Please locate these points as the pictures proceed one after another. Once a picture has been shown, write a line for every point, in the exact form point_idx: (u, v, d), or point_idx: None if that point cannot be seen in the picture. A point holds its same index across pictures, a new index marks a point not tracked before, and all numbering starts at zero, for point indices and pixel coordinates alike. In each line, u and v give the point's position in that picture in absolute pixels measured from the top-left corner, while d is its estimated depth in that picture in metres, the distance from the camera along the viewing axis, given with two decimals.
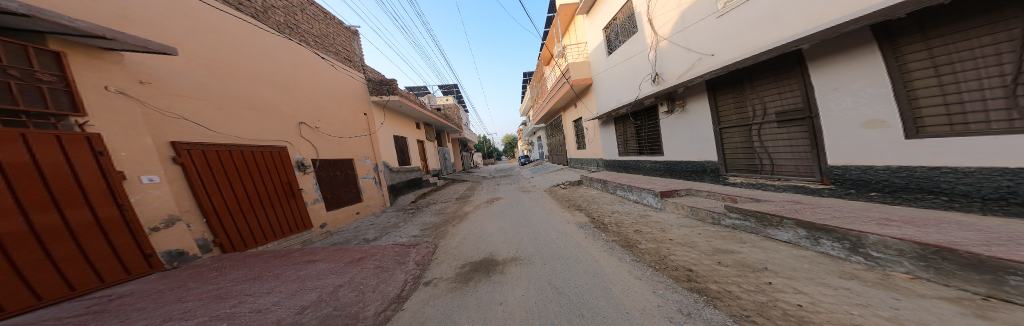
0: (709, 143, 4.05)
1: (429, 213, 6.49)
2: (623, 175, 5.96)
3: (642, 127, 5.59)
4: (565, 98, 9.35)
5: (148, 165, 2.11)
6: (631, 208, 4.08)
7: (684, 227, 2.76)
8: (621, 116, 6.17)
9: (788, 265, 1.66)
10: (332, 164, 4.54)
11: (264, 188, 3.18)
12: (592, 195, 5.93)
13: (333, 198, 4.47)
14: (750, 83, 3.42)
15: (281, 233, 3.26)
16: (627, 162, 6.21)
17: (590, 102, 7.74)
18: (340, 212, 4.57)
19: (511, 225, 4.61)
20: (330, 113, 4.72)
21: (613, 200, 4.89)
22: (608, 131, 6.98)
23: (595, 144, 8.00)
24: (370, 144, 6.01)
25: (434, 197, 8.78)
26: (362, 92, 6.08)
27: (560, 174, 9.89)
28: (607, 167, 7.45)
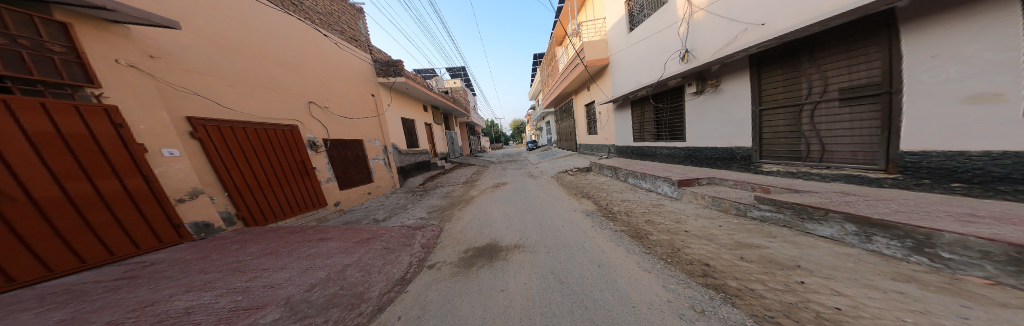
0: (744, 126, 3.63)
1: (437, 195, 6.64)
2: (636, 162, 5.64)
3: (663, 110, 5.16)
4: (577, 80, 8.88)
5: (166, 139, 2.21)
6: (642, 196, 3.86)
7: (702, 219, 2.54)
8: (640, 99, 5.68)
9: (826, 264, 1.45)
10: (343, 143, 4.69)
11: (280, 167, 3.32)
12: (601, 182, 5.70)
13: (345, 178, 4.67)
14: (809, 54, 2.92)
15: (298, 209, 3.46)
16: (642, 149, 5.84)
17: (605, 83, 7.28)
18: (351, 193, 4.76)
19: (516, 211, 4.58)
20: (338, 93, 4.80)
21: (623, 188, 4.66)
22: (622, 114, 6.58)
23: (607, 129, 7.62)
24: (378, 126, 6.12)
25: (442, 181, 8.96)
26: (368, 73, 6.10)
27: (568, 160, 9.64)
28: (618, 153, 7.10)
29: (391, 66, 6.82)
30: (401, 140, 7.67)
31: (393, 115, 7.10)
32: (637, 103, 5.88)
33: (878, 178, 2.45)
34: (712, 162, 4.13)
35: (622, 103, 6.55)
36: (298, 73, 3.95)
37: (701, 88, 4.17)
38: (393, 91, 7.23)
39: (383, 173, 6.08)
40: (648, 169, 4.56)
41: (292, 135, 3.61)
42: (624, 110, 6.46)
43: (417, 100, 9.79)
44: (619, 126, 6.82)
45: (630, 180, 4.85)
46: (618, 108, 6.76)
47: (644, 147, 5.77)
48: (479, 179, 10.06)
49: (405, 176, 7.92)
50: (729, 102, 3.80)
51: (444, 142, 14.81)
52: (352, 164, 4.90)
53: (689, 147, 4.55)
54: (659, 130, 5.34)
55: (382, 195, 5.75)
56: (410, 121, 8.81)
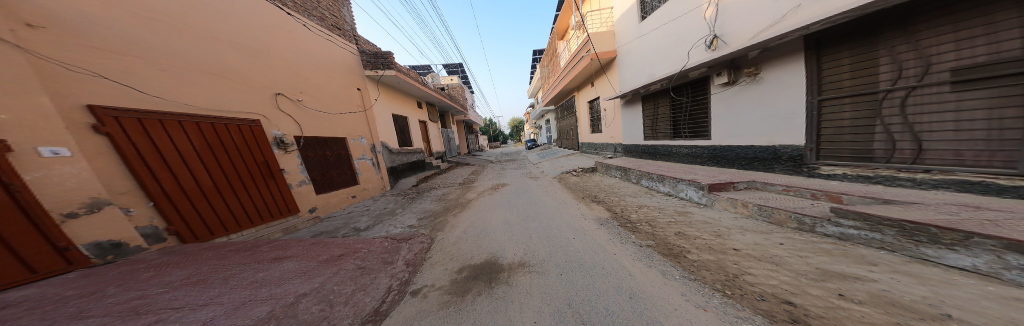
0: (793, 121, 3.17)
1: (430, 199, 6.10)
2: (647, 162, 5.18)
3: (681, 105, 4.72)
4: (580, 76, 8.44)
5: (40, 134, 1.63)
6: (662, 202, 3.38)
7: (751, 232, 2.07)
8: (652, 93, 5.26)
9: (997, 315, 0.97)
10: (321, 140, 4.17)
11: (234, 168, 2.79)
12: (608, 185, 5.22)
13: (324, 180, 4.11)
14: (900, 28, 2.38)
15: (260, 219, 2.94)
16: (655, 149, 5.39)
17: (611, 79, 6.88)
18: (332, 195, 4.22)
19: (518, 218, 4.07)
20: (315, 85, 4.31)
21: (635, 192, 4.18)
22: (630, 111, 6.15)
23: (613, 128, 7.19)
24: (365, 122, 5.62)
25: (437, 182, 8.42)
26: (354, 65, 5.60)
27: (570, 159, 9.18)
28: (626, 154, 6.65)
29: (381, 57, 6.24)
30: (392, 138, 7.12)
31: (382, 111, 6.57)
32: (650, 99, 5.43)
33: (1013, 187, 1.90)
34: (749, 164, 3.68)
35: (630, 99, 6.11)
36: (263, 61, 3.45)
37: (734, 79, 3.74)
38: (383, 85, 6.72)
39: (370, 173, 5.53)
40: (664, 171, 4.11)
41: (251, 131, 3.10)
42: (633, 107, 6.02)
43: (410, 95, 9.21)
44: (627, 124, 6.38)
45: (644, 184, 4.37)
46: (626, 105, 6.34)
47: (657, 146, 5.32)
48: (476, 179, 9.53)
49: (397, 176, 7.37)
50: (773, 95, 3.33)
51: (439, 141, 14.23)
52: (333, 164, 4.36)
53: (719, 146, 4.09)
54: (677, 127, 4.89)
55: (369, 199, 5.19)
56: (402, 118, 8.26)
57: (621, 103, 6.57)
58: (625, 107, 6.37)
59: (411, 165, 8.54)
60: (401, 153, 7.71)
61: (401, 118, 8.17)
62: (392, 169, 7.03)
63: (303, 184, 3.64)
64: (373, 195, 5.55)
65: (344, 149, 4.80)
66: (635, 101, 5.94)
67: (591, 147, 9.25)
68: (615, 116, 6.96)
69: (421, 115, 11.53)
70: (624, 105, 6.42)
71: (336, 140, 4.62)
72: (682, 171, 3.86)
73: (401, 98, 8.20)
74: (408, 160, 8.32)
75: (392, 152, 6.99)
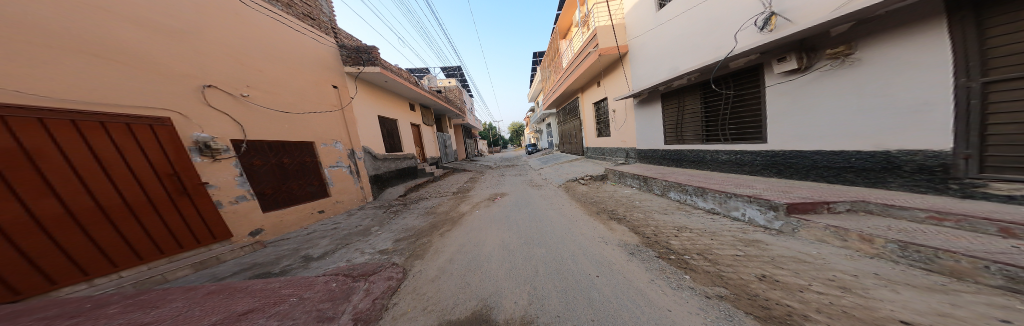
0: (916, 115, 2.16)
1: (417, 212, 5.29)
2: (671, 170, 4.40)
3: (718, 101, 3.96)
4: (585, 75, 7.82)
5: None
6: (709, 223, 2.58)
7: (901, 286, 1.25)
8: (677, 90, 4.58)
9: None
10: (270, 146, 3.55)
11: (105, 187, 2.03)
12: (624, 197, 4.40)
13: (276, 194, 3.46)
14: None
15: (150, 252, 2.21)
16: (682, 155, 4.63)
17: (621, 77, 6.23)
18: (285, 211, 3.50)
19: (519, 240, 3.26)
20: (269, 78, 3.66)
21: (664, 208, 3.37)
22: (646, 111, 5.45)
23: (625, 131, 6.46)
24: (344, 124, 4.96)
25: (428, 192, 7.62)
26: (331, 59, 4.96)
27: (575, 166, 8.40)
28: (640, 160, 5.90)
29: (363, 52, 5.60)
30: (375, 142, 6.37)
31: (365, 112, 5.88)
32: (674, 95, 4.68)
33: None
34: (820, 174, 2.85)
35: (645, 98, 5.42)
36: (183, 47, 2.83)
37: (804, 64, 2.82)
38: (365, 84, 6.08)
39: (346, 183, 4.75)
40: (698, 181, 3.33)
41: (134, 130, 2.31)
42: (650, 106, 5.32)
43: (400, 97, 8.55)
44: (643, 127, 5.66)
45: (673, 199, 3.58)
46: (639, 105, 5.66)
47: (685, 151, 4.58)
48: (472, 188, 8.71)
49: (382, 185, 6.57)
50: (842, 87, 2.61)
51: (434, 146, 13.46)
52: (291, 174, 3.72)
53: (764, 152, 3.36)
54: (711, 128, 4.13)
55: (343, 214, 4.39)
56: (389, 121, 7.55)
57: (634, 103, 5.89)
58: (639, 107, 5.69)
59: (399, 173, 7.74)
60: (388, 159, 6.94)
61: (388, 121, 7.45)
62: (376, 177, 6.23)
63: (241, 201, 3.00)
64: (349, 208, 4.73)
65: (310, 155, 4.10)
66: (652, 99, 5.24)
67: (599, 153, 8.51)
68: (627, 117, 6.27)
69: (413, 118, 10.82)
70: (638, 105, 5.74)
71: (296, 145, 3.91)
72: (724, 181, 3.09)
73: (389, 99, 7.55)
74: (397, 167, 7.54)
75: (376, 158, 6.22)
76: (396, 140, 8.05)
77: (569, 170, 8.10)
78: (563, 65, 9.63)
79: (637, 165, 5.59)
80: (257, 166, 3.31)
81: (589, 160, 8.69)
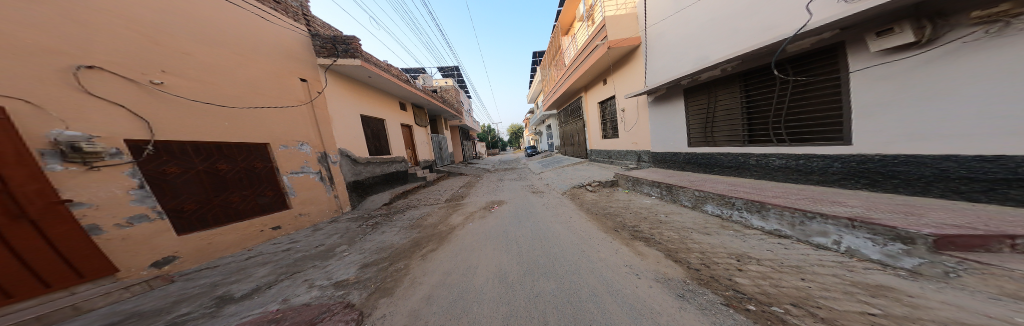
0: None
1: (398, 225, 4.54)
2: (697, 177, 3.73)
3: (768, 93, 3.23)
4: (591, 71, 7.23)
5: None
6: (784, 253, 1.86)
7: None
8: (710, 83, 3.93)
9: None
10: (199, 147, 2.86)
11: None
12: (642, 210, 3.68)
13: (197, 210, 2.73)
14: None
15: None
16: (719, 159, 3.92)
17: (634, 71, 5.62)
18: (217, 231, 2.81)
19: (518, 268, 2.55)
20: (204, 65, 2.98)
21: (702, 226, 2.65)
22: (665, 109, 4.80)
23: (638, 132, 5.79)
24: (311, 123, 4.28)
25: (417, 199, 6.90)
26: (297, 49, 4.31)
27: (579, 171, 7.71)
28: (658, 165, 5.20)
29: (340, 42, 4.95)
30: (356, 144, 5.67)
31: (341, 110, 5.20)
32: (708, 88, 3.98)
33: None
34: (950, 188, 1.94)
35: (663, 94, 4.79)
36: (68, 17, 2.14)
37: (928, 35, 1.89)
38: (342, 79, 5.42)
39: (311, 191, 4.01)
40: (741, 192, 2.65)
41: None
42: (670, 103, 4.68)
43: (387, 95, 7.88)
44: (661, 127, 5.00)
45: (710, 214, 2.85)
46: (655, 103, 5.03)
47: (717, 155, 3.94)
48: (467, 194, 7.97)
49: (364, 192, 5.84)
50: (925, 78, 1.98)
51: (427, 149, 12.74)
52: (227, 184, 3.03)
53: (832, 155, 2.62)
54: (764, 126, 3.37)
55: (304, 231, 3.63)
56: (374, 121, 6.87)
57: (647, 101, 5.26)
58: (654, 106, 5.06)
59: (386, 178, 7.01)
60: (372, 163, 6.23)
61: (372, 121, 6.77)
62: (356, 183, 5.50)
63: (137, 222, 2.28)
64: (315, 223, 4.00)
65: (262, 160, 3.44)
66: (672, 95, 4.60)
67: (606, 156, 7.82)
68: (639, 117, 5.63)
69: (405, 119, 10.16)
70: (653, 102, 5.10)
71: (240, 148, 3.23)
72: (777, 193, 2.42)
73: (374, 97, 6.91)
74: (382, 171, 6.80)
75: (355, 162, 5.50)
76: (381, 142, 7.33)
77: (573, 176, 7.39)
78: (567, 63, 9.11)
79: (653, 170, 4.91)
80: (173, 174, 2.62)
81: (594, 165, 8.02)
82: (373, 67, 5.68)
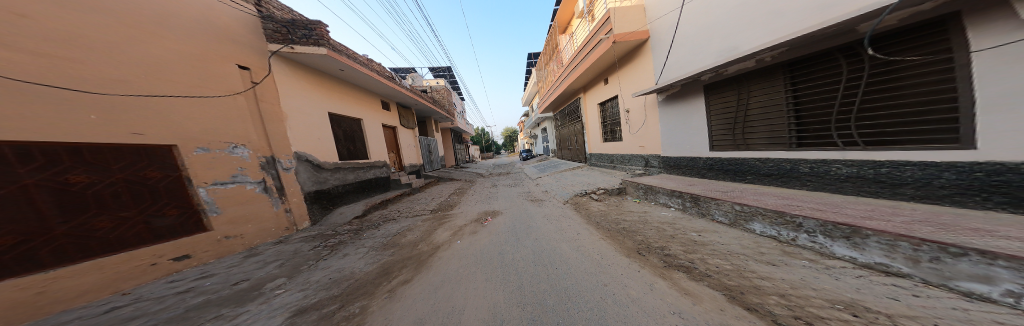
0: None
1: (365, 246, 3.73)
2: (724, 186, 3.20)
3: (833, 84, 2.69)
4: (594, 69, 6.81)
5: None
6: (920, 307, 1.19)
7: None
8: (747, 76, 3.50)
9: None
10: (31, 150, 1.88)
11: None
12: (660, 226, 3.05)
13: (14, 246, 1.76)
14: None
15: None
16: (757, 166, 3.43)
17: (641, 69, 5.23)
18: (58, 274, 1.87)
19: (519, 310, 1.88)
20: (55, 34, 2.03)
21: (754, 252, 1.99)
22: (687, 108, 4.38)
23: (647, 135, 5.35)
24: (250, 121, 3.51)
25: (397, 210, 6.09)
26: (234, 31, 3.52)
27: (580, 178, 7.13)
28: (675, 172, 4.74)
29: (302, 27, 4.33)
30: (318, 146, 4.92)
31: (300, 104, 4.49)
32: (752, 80, 3.44)
33: None
34: None
35: (682, 91, 4.41)
36: None
37: None
38: (303, 69, 4.68)
39: (242, 205, 3.19)
40: (793, 208, 2.09)
41: None
42: (692, 102, 4.29)
43: (364, 91, 7.13)
44: (679, 130, 4.57)
45: (760, 236, 2.19)
46: (673, 101, 4.62)
47: (753, 161, 3.48)
48: (457, 203, 7.18)
49: (331, 204, 5.11)
50: None
51: (414, 152, 11.87)
52: (87, 203, 2.12)
53: (940, 163, 2.03)
54: (825, 123, 2.85)
55: (223, 265, 2.74)
56: (346, 120, 6.13)
57: (660, 101, 4.86)
58: (672, 105, 4.63)
59: (360, 186, 6.28)
60: (341, 168, 5.53)
61: (343, 119, 6.02)
62: (320, 193, 4.76)
63: None
64: (245, 250, 3.15)
65: (162, 168, 2.57)
66: (695, 92, 4.20)
67: (608, 162, 7.33)
68: (648, 117, 5.23)
69: (388, 119, 9.37)
70: (668, 101, 4.70)
71: (118, 152, 2.33)
72: (841, 210, 1.91)
73: (347, 92, 6.18)
74: (356, 178, 6.08)
75: (319, 169, 4.79)
76: (356, 145, 6.54)
77: (572, 183, 6.80)
78: (567, 62, 8.76)
79: (666, 177, 4.37)
80: None
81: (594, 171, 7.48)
82: (344, 58, 5.04)
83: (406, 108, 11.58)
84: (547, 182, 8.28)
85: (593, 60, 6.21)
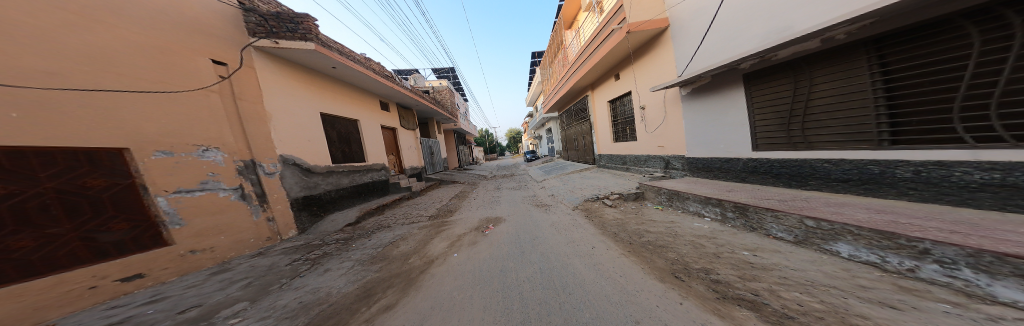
0: None
1: (353, 261, 3.31)
2: (770, 194, 2.64)
3: (950, 62, 2.02)
4: (605, 63, 6.31)
5: None
6: None
7: None
8: (814, 58, 2.87)
9: None
10: None
11: None
12: (695, 240, 2.50)
13: None
14: None
15: None
16: (829, 170, 2.83)
17: (659, 62, 4.72)
18: None
19: None
20: None
21: (851, 285, 1.41)
22: (723, 104, 3.88)
23: (671, 135, 4.82)
24: (225, 121, 3.21)
25: (394, 217, 5.74)
26: (206, 23, 3.24)
27: (590, 181, 6.60)
28: (710, 177, 4.20)
29: (287, 21, 4.14)
30: (307, 148, 4.68)
31: (286, 105, 4.26)
32: (821, 62, 2.81)
33: None
34: None
35: (713, 83, 3.95)
36: None
37: None
38: (287, 67, 4.46)
39: (211, 214, 2.85)
40: (893, 225, 1.53)
41: None
42: (729, 96, 3.79)
43: (357, 91, 6.91)
44: (715, 128, 4.04)
45: (851, 261, 1.60)
46: (703, 95, 4.12)
47: (818, 163, 2.91)
48: (458, 208, 6.77)
49: (323, 210, 4.83)
50: None
51: (415, 155, 11.58)
52: (7, 218, 1.78)
53: None
54: (934, 112, 2.19)
55: (181, 286, 2.35)
56: (336, 120, 5.90)
57: (687, 96, 4.38)
58: (705, 100, 4.11)
59: (355, 191, 5.99)
60: (334, 172, 5.28)
61: (332, 120, 5.79)
62: (309, 199, 4.48)
63: None
64: (215, 265, 2.79)
65: (109, 175, 2.26)
66: (734, 85, 3.69)
67: (621, 163, 6.77)
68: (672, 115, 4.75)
69: (387, 120, 9.12)
70: (699, 97, 4.19)
71: (51, 157, 2.00)
72: (971, 232, 1.36)
73: (337, 91, 6.00)
74: (349, 183, 5.81)
75: (307, 173, 4.53)
76: (348, 147, 6.26)
77: (581, 187, 6.27)
78: (573, 58, 8.30)
79: (692, 181, 3.80)
80: None
81: (605, 173, 6.92)
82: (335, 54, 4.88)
83: (407, 109, 11.34)
84: (554, 185, 7.77)
85: (605, 52, 5.71)
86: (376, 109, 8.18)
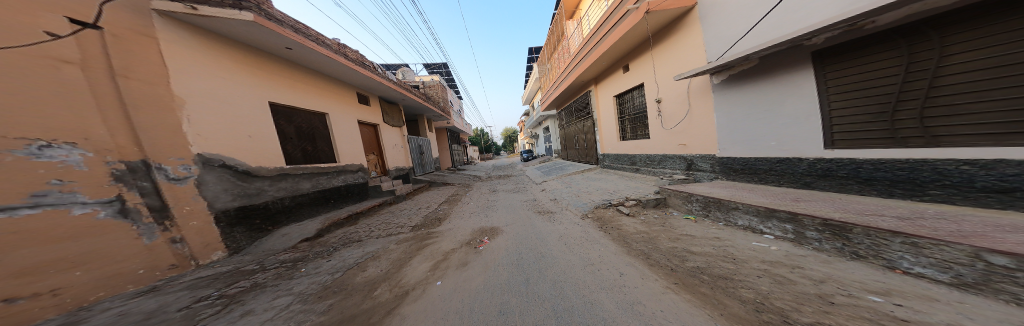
0: None
1: (293, 297, 2.39)
2: (847, 207, 2.06)
3: None
4: (618, 48, 5.86)
5: None
6: None
7: None
8: (951, 24, 2.19)
9: None
10: None
11: None
12: (755, 266, 1.87)
13: None
14: None
15: None
16: (971, 173, 2.19)
17: (684, 49, 4.46)
18: None
19: None
20: None
21: None
22: (782, 93, 3.40)
23: (710, 131, 4.35)
24: (84, 104, 2.34)
25: (370, 227, 4.85)
26: None
27: (599, 185, 5.99)
28: (757, 180, 3.79)
29: None
30: (248, 144, 3.90)
31: (207, 87, 3.51)
32: (962, 23, 2.14)
33: None
34: None
35: (765, 65, 3.51)
36: None
37: None
38: (216, 42, 3.75)
39: (38, 237, 1.91)
40: None
41: None
42: (790, 83, 3.31)
43: (324, 80, 6.05)
44: (771, 122, 3.56)
45: None
46: (758, 82, 3.62)
47: (945, 165, 2.31)
48: (448, 215, 5.90)
49: (271, 223, 3.92)
50: None
51: (403, 155, 10.64)
52: None
53: None
54: None
55: None
56: (295, 111, 5.10)
57: (734, 84, 3.92)
58: (760, 88, 3.62)
59: (321, 196, 5.09)
60: (288, 176, 4.41)
61: (287, 111, 4.93)
62: (248, 209, 3.59)
63: None
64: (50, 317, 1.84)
65: None
66: (799, 69, 3.20)
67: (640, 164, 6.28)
68: (701, 108, 4.42)
69: (370, 115, 8.26)
70: (753, 85, 3.70)
71: None
72: None
73: (300, 77, 5.30)
74: (311, 188, 4.89)
75: (241, 178, 3.62)
76: (313, 146, 5.38)
77: (589, 192, 5.61)
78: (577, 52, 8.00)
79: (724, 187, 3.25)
80: None
81: (617, 176, 6.39)
82: (286, 31, 4.27)
83: (393, 105, 10.42)
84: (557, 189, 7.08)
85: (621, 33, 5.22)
86: (354, 101, 7.32)
